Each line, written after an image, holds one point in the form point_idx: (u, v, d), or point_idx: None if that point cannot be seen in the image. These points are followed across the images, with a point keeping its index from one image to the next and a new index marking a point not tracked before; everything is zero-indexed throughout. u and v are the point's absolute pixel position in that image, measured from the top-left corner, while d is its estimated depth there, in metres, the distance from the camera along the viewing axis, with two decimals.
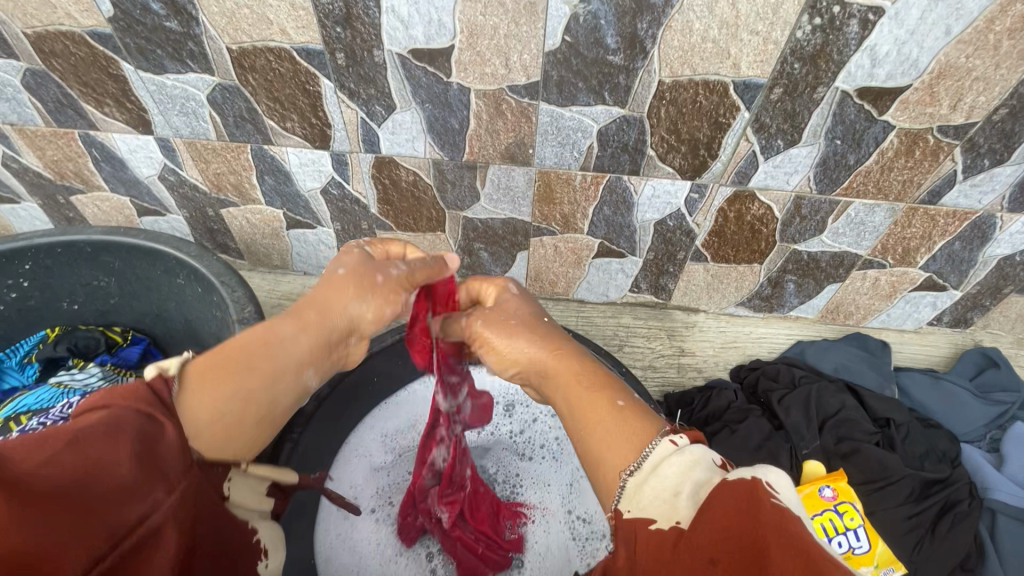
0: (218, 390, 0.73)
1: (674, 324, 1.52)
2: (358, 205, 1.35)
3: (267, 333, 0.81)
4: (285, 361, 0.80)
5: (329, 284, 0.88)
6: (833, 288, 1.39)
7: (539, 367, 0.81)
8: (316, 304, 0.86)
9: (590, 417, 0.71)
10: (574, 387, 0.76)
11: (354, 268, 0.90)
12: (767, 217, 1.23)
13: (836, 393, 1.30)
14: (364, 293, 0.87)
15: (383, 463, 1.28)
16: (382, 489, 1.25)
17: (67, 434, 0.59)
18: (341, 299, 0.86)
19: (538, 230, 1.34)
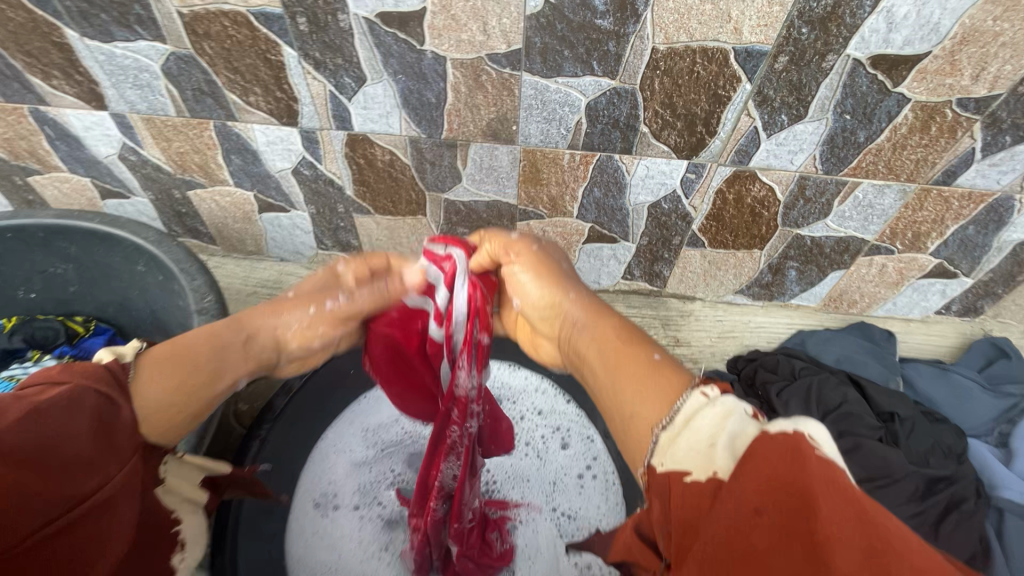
0: (159, 377, 0.74)
1: (669, 313, 1.45)
2: (332, 186, 1.26)
3: (216, 332, 0.84)
4: (224, 359, 0.82)
5: (280, 299, 0.94)
6: (836, 274, 1.31)
7: (576, 316, 0.82)
8: (263, 317, 0.90)
9: (631, 379, 0.66)
10: (609, 341, 0.75)
11: (313, 287, 0.97)
12: (769, 199, 1.15)
13: (838, 386, 1.23)
14: (314, 303, 0.93)
15: (365, 458, 1.19)
16: (365, 485, 1.17)
17: (28, 405, 0.61)
18: (293, 309, 0.92)
19: (525, 214, 1.26)
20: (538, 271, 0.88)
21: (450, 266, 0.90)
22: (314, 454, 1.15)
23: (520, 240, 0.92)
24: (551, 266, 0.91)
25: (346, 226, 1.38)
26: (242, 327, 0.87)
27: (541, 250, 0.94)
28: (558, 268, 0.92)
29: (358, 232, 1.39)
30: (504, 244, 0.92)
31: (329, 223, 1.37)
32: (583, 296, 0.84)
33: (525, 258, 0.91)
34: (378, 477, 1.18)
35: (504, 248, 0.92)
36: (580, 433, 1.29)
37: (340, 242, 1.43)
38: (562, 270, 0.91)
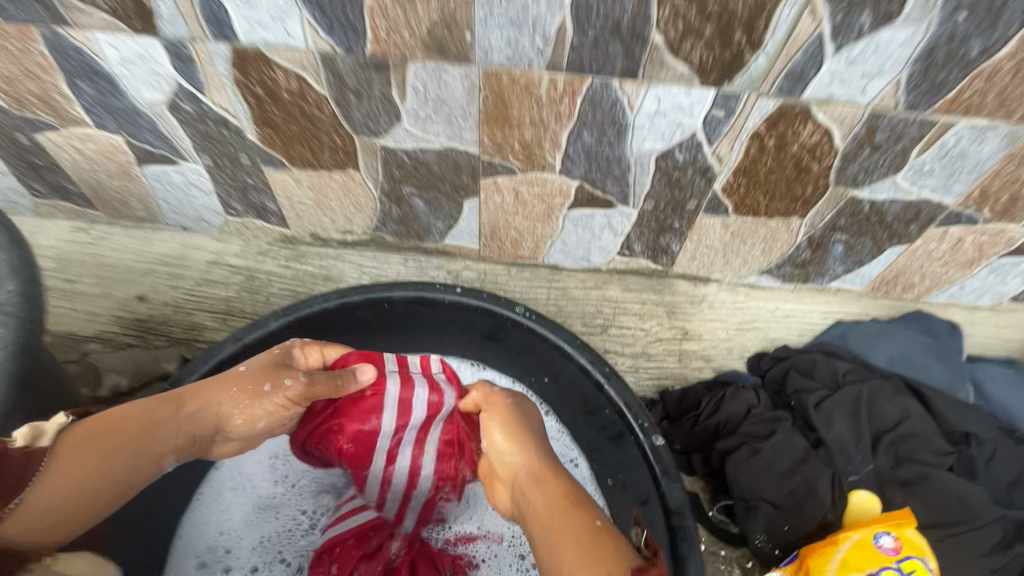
0: (80, 464, 0.66)
1: (676, 297, 1.14)
2: (228, 128, 0.93)
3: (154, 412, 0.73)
4: (154, 448, 0.72)
5: (229, 373, 0.79)
6: (895, 251, 1.02)
7: (533, 471, 0.75)
8: (209, 395, 0.76)
9: (558, 516, 0.68)
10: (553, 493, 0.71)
11: (263, 360, 0.81)
12: (823, 146, 0.83)
13: (896, 397, 0.94)
14: (268, 377, 0.79)
15: (270, 497, 0.93)
16: (269, 535, 0.91)
17: None
18: (238, 390, 0.77)
19: (490, 167, 0.94)
20: (511, 429, 0.78)
21: (431, 399, 0.94)
22: (204, 495, 0.91)
23: (502, 390, 0.85)
24: (535, 417, 0.82)
25: (257, 184, 1.04)
26: (183, 407, 0.75)
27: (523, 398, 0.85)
28: (534, 415, 0.82)
29: (275, 192, 1.06)
30: (484, 392, 0.85)
31: (234, 179, 1.04)
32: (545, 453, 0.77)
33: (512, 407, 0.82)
34: (290, 521, 0.93)
35: (489, 390, 0.85)
36: (564, 451, 0.96)
37: (255, 206, 1.10)
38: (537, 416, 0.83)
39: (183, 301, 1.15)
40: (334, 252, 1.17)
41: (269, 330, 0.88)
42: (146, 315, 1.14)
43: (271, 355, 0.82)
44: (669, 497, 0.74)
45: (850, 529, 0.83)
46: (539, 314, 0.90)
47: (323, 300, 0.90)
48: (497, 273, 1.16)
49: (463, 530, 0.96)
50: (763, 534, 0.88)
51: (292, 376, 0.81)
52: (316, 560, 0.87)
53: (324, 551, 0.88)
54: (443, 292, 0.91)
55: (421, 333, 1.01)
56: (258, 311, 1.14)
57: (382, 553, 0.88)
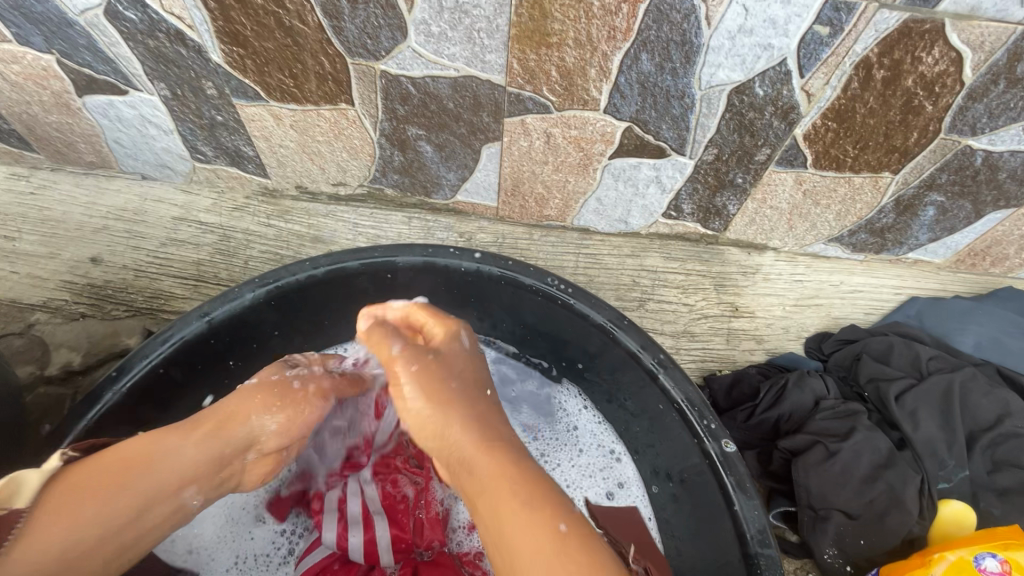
0: (65, 515, 0.49)
1: (726, 268, 0.98)
2: (184, 44, 0.72)
3: (164, 439, 0.56)
4: (178, 484, 0.55)
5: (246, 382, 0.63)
6: (997, 216, 0.86)
7: (461, 450, 0.48)
8: (225, 406, 0.60)
9: (497, 510, 0.44)
10: (501, 491, 0.44)
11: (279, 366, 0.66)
12: (947, 78, 0.65)
13: (992, 389, 0.82)
14: (295, 377, 0.65)
15: (243, 509, 0.78)
16: (246, 556, 0.77)
17: None
18: (262, 405, 0.60)
19: (518, 102, 0.75)
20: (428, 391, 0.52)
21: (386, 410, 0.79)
22: None
23: (405, 347, 0.57)
24: (469, 370, 0.57)
25: (227, 122, 0.85)
26: (194, 431, 0.57)
27: (470, 353, 0.59)
28: (462, 368, 0.56)
29: (251, 133, 0.87)
30: (386, 354, 0.57)
31: (199, 115, 0.84)
32: (479, 416, 0.51)
33: (421, 367, 0.54)
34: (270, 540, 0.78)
35: (381, 342, 0.58)
36: (597, 442, 0.83)
37: (227, 150, 0.91)
38: (482, 372, 0.58)
39: (147, 264, 0.95)
40: (325, 208, 0.99)
41: (244, 302, 0.71)
42: (102, 280, 0.94)
43: (280, 364, 0.67)
44: (746, 520, 0.60)
45: (942, 547, 0.70)
46: (578, 286, 0.73)
47: (310, 266, 0.72)
48: (516, 236, 0.98)
49: (471, 514, 0.79)
50: (833, 548, 0.75)
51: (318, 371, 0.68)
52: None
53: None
54: (459, 258, 0.74)
55: (431, 306, 0.84)
56: (234, 278, 0.95)
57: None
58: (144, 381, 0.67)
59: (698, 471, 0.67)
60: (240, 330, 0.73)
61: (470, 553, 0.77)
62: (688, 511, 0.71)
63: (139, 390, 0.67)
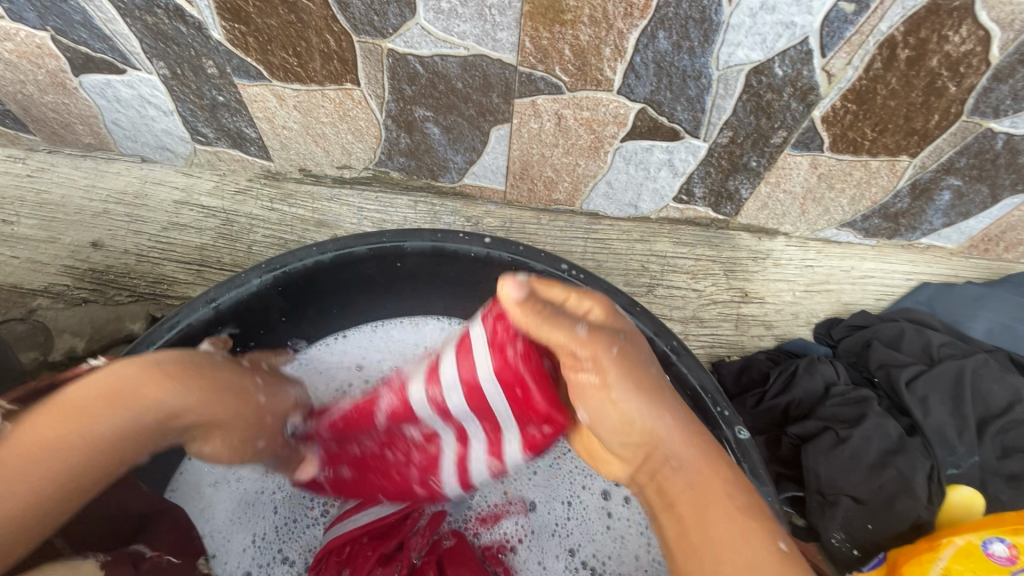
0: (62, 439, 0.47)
1: (736, 253, 0.97)
2: (183, 21, 0.70)
3: (129, 396, 0.50)
4: (145, 442, 0.51)
5: (249, 385, 0.60)
6: (1014, 201, 0.84)
7: (671, 450, 0.50)
8: (214, 390, 0.55)
9: (710, 514, 0.48)
10: (717, 499, 0.48)
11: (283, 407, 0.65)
12: (972, 59, 0.63)
13: (1003, 376, 0.82)
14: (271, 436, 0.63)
15: (258, 493, 0.76)
16: (265, 533, 0.75)
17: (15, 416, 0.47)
18: (244, 420, 0.57)
19: (529, 83, 0.73)
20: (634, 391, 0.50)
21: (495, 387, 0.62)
22: (176, 491, 0.74)
23: (591, 331, 0.52)
24: (645, 353, 0.55)
25: (229, 103, 0.83)
26: (189, 398, 0.52)
27: (632, 334, 0.56)
28: (642, 354, 0.54)
29: (253, 113, 0.84)
30: (570, 339, 0.51)
31: (200, 95, 0.82)
32: (681, 411, 0.52)
33: (620, 361, 0.51)
34: (295, 509, 0.77)
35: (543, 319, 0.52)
36: None
37: (228, 131, 0.89)
38: (649, 361, 0.55)
39: (148, 249, 0.94)
40: (329, 191, 0.97)
41: (251, 288, 0.69)
42: (104, 265, 0.93)
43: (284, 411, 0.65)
44: None
45: (950, 532, 0.70)
46: (589, 273, 0.72)
47: (318, 251, 0.71)
48: (524, 221, 0.97)
49: (489, 506, 0.78)
50: (840, 532, 0.76)
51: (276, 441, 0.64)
52: (318, 564, 0.71)
53: (329, 551, 0.71)
54: (468, 243, 0.73)
55: (438, 294, 0.83)
56: (238, 263, 0.94)
57: (403, 555, 0.71)
58: None
59: None
60: (247, 316, 0.72)
61: (493, 547, 0.76)
62: None
63: None
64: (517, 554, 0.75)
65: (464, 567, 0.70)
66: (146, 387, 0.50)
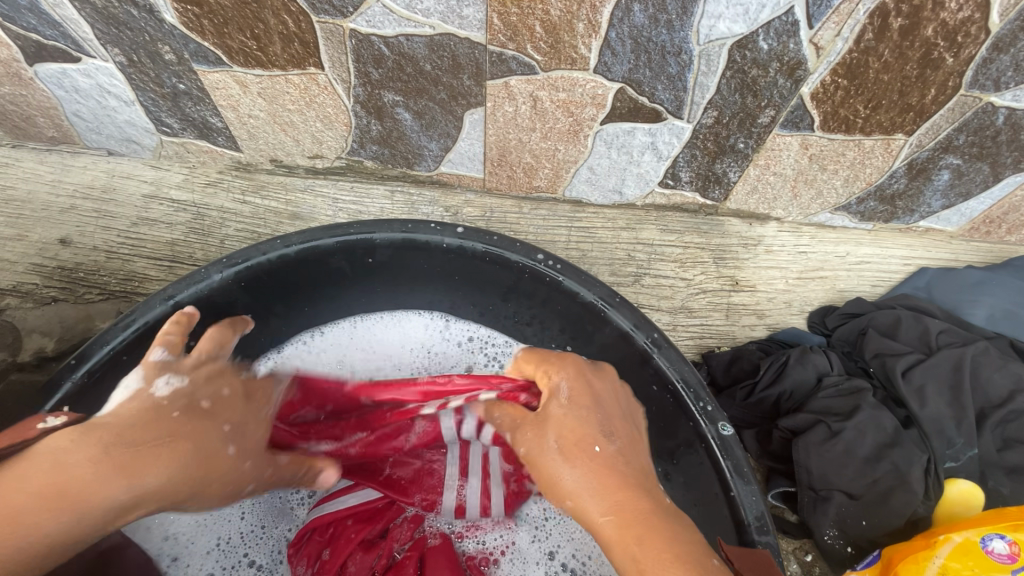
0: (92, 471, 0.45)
1: (726, 240, 0.93)
2: (133, 4, 0.66)
3: (79, 496, 0.43)
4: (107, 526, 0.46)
5: (215, 443, 0.53)
6: (1016, 180, 0.80)
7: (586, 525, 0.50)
8: (174, 467, 0.48)
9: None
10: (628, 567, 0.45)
11: (254, 444, 0.58)
12: (970, 27, 0.59)
13: (1004, 364, 0.78)
14: (254, 477, 0.58)
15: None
16: (231, 537, 0.70)
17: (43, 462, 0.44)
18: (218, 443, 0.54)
19: (500, 63, 0.69)
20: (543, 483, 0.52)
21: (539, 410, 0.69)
22: None
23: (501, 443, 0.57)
24: (567, 430, 0.52)
25: (191, 91, 0.79)
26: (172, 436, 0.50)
27: (564, 413, 0.52)
28: (559, 431, 0.52)
29: (217, 101, 0.81)
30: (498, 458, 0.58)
31: (160, 84, 0.78)
32: (589, 480, 0.49)
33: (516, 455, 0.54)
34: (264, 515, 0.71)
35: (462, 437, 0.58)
36: None
37: (194, 121, 0.85)
38: (574, 432, 0.51)
39: (118, 245, 0.91)
40: (303, 183, 0.94)
41: (211, 284, 0.66)
42: (73, 263, 0.89)
43: (258, 441, 0.59)
44: (744, 505, 0.57)
45: (948, 528, 0.67)
46: (568, 262, 0.68)
47: (281, 244, 0.68)
48: (505, 210, 0.93)
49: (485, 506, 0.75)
50: (833, 529, 0.73)
51: (269, 471, 0.60)
52: (298, 542, 0.68)
53: (312, 528, 0.68)
54: (440, 233, 0.70)
55: (415, 287, 0.80)
56: (211, 257, 0.91)
57: (385, 544, 0.68)
58: (105, 368, 0.62)
59: (693, 454, 0.63)
60: (209, 314, 0.69)
61: (477, 557, 0.70)
62: (685, 497, 0.66)
63: (101, 377, 0.62)
64: (500, 567, 0.70)
65: (447, 566, 0.65)
66: (101, 482, 0.44)
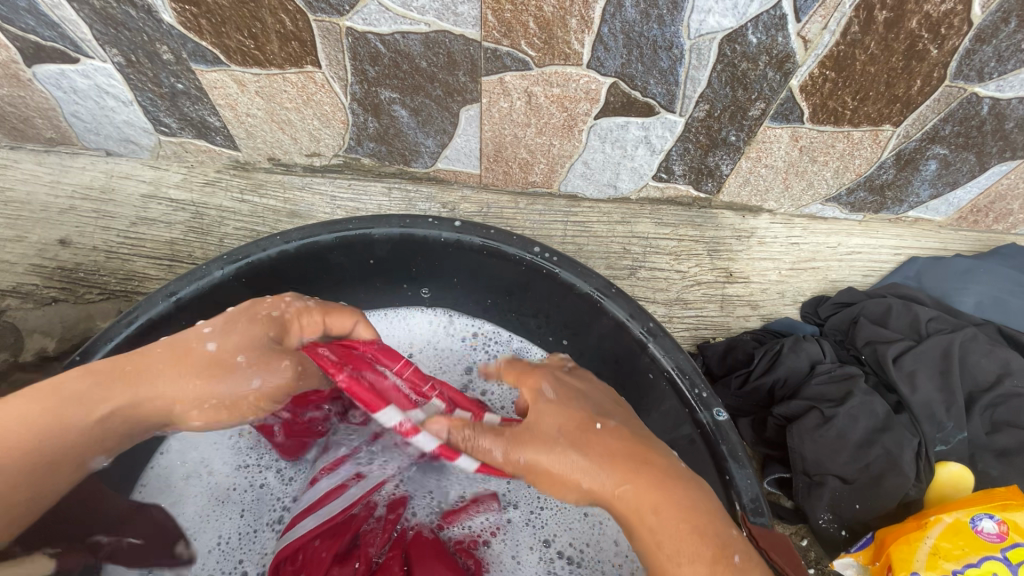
0: (93, 392, 0.55)
1: (719, 232, 0.95)
2: (132, 4, 0.67)
3: (60, 393, 0.55)
4: (111, 431, 0.57)
5: (189, 341, 0.59)
6: (1002, 169, 0.82)
7: (605, 502, 0.54)
8: (147, 369, 0.57)
9: (659, 545, 0.51)
10: (661, 532, 0.51)
11: (250, 341, 0.60)
12: (953, 19, 0.60)
13: (993, 349, 0.80)
14: (257, 369, 0.61)
15: (231, 489, 0.71)
16: (229, 537, 0.68)
17: (60, 392, 0.54)
18: (201, 391, 0.59)
19: (494, 59, 0.70)
20: (556, 466, 0.54)
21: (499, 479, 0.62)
22: (147, 485, 0.70)
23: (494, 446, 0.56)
24: (565, 423, 0.56)
25: (189, 91, 0.80)
26: (179, 368, 0.58)
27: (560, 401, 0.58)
28: (562, 418, 0.56)
29: (215, 101, 0.82)
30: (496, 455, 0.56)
31: (158, 84, 0.79)
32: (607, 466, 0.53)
33: (525, 456, 0.55)
34: (261, 516, 0.70)
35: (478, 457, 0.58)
36: None
37: (192, 121, 0.86)
38: (580, 414, 0.57)
39: (117, 245, 0.91)
40: (301, 181, 0.95)
41: (213, 280, 0.67)
42: (72, 263, 0.89)
43: (265, 340, 0.60)
44: (740, 489, 0.58)
45: (938, 509, 0.68)
46: (563, 253, 0.70)
47: (281, 240, 0.69)
48: (501, 205, 0.94)
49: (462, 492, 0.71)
50: (827, 513, 0.74)
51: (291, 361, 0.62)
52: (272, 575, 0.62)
53: (282, 559, 0.62)
54: (438, 227, 0.71)
55: (413, 282, 0.81)
56: (210, 256, 0.92)
57: (361, 552, 0.63)
58: None
59: (689, 440, 0.64)
60: (211, 310, 0.70)
61: (465, 541, 0.69)
62: None
63: None
64: (491, 547, 0.69)
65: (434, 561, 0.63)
66: (73, 382, 0.55)
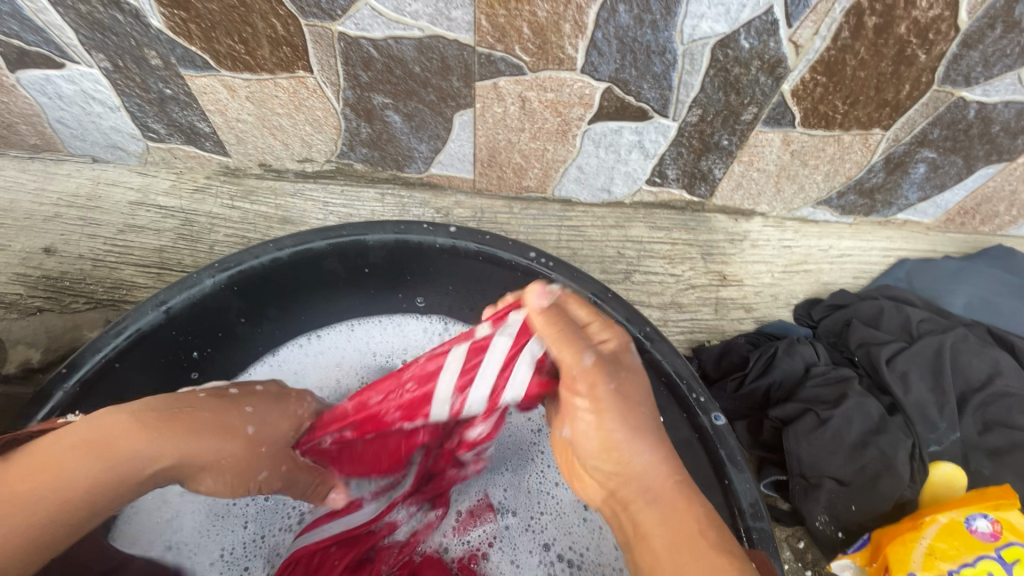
0: (135, 446, 0.47)
1: (713, 236, 0.95)
2: (119, 9, 0.66)
3: (106, 443, 0.47)
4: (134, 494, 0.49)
5: (233, 419, 0.53)
6: (988, 172, 0.83)
7: (648, 480, 0.46)
8: (189, 432, 0.50)
9: (679, 552, 0.43)
10: (689, 535, 0.43)
11: (276, 431, 0.56)
12: (941, 24, 0.61)
13: (983, 349, 0.81)
14: (270, 465, 0.56)
15: (230, 504, 0.70)
16: (233, 548, 0.69)
17: (95, 438, 0.47)
18: (222, 468, 0.52)
19: (488, 64, 0.70)
20: (626, 414, 0.48)
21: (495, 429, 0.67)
22: (140, 503, 0.68)
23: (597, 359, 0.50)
24: (648, 390, 0.51)
25: (177, 96, 0.79)
26: (223, 440, 0.52)
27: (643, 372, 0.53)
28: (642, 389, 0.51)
29: (204, 106, 0.81)
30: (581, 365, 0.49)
31: (146, 89, 0.78)
32: (665, 451, 0.48)
33: (614, 388, 0.49)
34: (265, 526, 0.70)
35: (569, 343, 0.50)
36: None
37: (181, 127, 0.85)
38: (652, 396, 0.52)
39: (104, 253, 0.89)
40: (293, 187, 0.94)
41: (204, 288, 0.66)
42: (58, 272, 0.87)
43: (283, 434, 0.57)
44: (739, 493, 0.58)
45: (933, 509, 0.69)
46: (559, 258, 0.69)
47: (274, 248, 0.68)
48: (495, 210, 0.94)
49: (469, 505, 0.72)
50: (825, 515, 0.75)
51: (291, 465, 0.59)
52: None
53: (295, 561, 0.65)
54: (433, 233, 0.70)
55: (408, 288, 0.80)
56: (200, 264, 0.90)
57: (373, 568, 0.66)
58: (97, 376, 0.61)
59: (687, 444, 0.64)
60: (202, 319, 0.69)
61: (466, 555, 0.69)
62: None
63: (92, 385, 0.61)
64: (490, 560, 0.69)
65: None
66: (123, 432, 0.47)
